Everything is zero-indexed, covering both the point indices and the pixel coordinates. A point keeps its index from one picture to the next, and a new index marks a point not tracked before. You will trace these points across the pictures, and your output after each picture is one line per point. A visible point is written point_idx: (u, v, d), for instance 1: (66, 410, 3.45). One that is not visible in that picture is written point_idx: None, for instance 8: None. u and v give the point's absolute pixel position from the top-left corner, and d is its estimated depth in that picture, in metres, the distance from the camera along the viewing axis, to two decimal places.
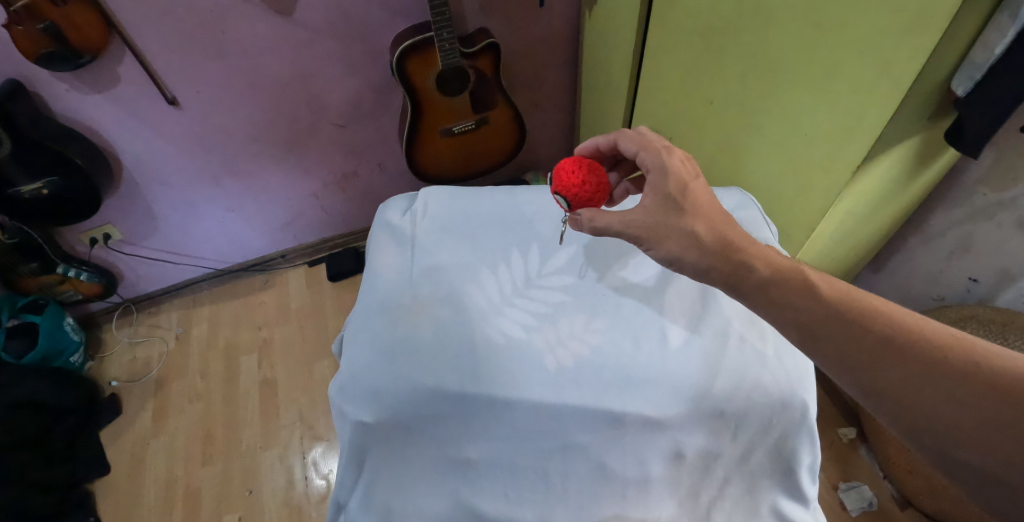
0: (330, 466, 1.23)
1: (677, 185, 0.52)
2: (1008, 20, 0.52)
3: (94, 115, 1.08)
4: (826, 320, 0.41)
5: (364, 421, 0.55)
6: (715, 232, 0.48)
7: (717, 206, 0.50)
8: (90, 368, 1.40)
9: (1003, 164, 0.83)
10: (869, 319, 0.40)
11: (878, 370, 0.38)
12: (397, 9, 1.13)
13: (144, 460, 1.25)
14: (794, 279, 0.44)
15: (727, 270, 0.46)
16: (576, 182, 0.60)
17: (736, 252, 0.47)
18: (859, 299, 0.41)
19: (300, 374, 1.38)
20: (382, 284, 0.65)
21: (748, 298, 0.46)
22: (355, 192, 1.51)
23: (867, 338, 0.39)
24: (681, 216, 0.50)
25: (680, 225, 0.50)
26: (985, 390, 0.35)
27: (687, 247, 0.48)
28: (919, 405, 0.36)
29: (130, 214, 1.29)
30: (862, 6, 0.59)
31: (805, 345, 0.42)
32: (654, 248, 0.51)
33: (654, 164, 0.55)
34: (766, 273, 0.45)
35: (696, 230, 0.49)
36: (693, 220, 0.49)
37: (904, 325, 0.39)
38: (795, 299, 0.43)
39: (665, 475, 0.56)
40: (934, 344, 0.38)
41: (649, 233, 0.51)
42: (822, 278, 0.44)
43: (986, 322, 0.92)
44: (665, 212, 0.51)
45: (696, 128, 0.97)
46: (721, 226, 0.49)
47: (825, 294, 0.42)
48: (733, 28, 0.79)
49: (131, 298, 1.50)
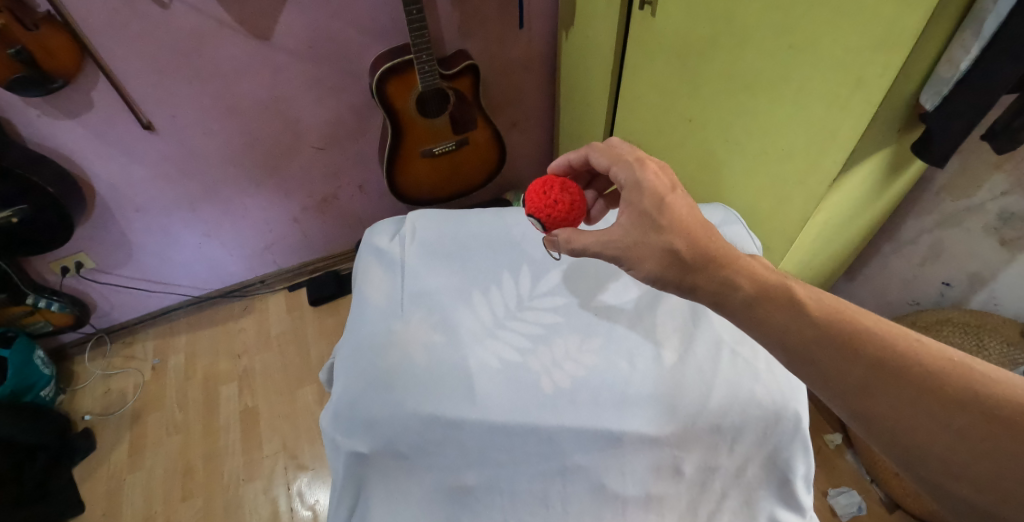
0: (317, 495, 1.19)
1: (653, 200, 0.52)
2: (971, 37, 0.55)
3: (66, 141, 1.05)
4: (815, 342, 0.42)
5: (359, 450, 0.54)
6: (694, 247, 0.49)
7: (695, 218, 0.50)
8: (61, 402, 1.34)
9: (967, 173, 0.87)
10: (861, 341, 0.40)
11: (870, 397, 0.39)
12: (376, 32, 1.14)
13: (119, 497, 1.19)
14: (780, 297, 0.45)
15: (713, 289, 0.47)
16: (548, 204, 0.61)
17: (722, 268, 0.48)
18: (849, 319, 0.42)
19: (283, 401, 1.34)
20: (372, 311, 0.64)
21: (735, 316, 0.47)
22: (336, 215, 1.50)
23: (859, 363, 0.40)
24: (659, 233, 0.50)
25: (659, 242, 0.50)
26: (980, 420, 0.35)
27: (668, 265, 0.50)
28: (914, 436, 0.37)
29: (103, 241, 1.25)
30: (833, 28, 0.61)
31: (793, 365, 0.43)
32: (635, 268, 0.52)
33: (628, 178, 0.55)
34: (751, 291, 0.46)
35: (675, 247, 0.49)
36: (672, 238, 0.50)
37: (895, 347, 0.39)
38: (780, 318, 0.44)
39: (663, 492, 0.55)
40: (926, 369, 0.38)
41: (631, 250, 0.52)
42: (809, 294, 0.44)
43: (961, 324, 0.96)
44: (643, 231, 0.51)
45: (674, 145, 0.99)
46: (702, 240, 0.49)
47: (815, 314, 0.43)
48: (707, 49, 0.82)
49: (105, 329, 1.45)
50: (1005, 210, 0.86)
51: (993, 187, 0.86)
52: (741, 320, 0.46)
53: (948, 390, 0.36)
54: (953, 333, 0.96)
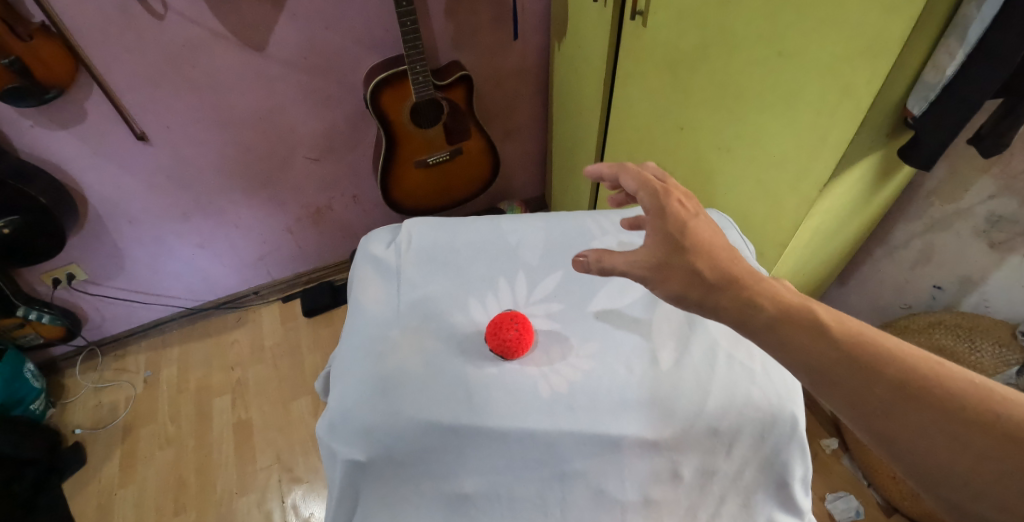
0: (312, 508, 1.17)
1: (677, 225, 0.51)
2: (956, 43, 0.56)
3: (59, 152, 1.05)
4: (839, 364, 0.40)
5: (354, 459, 0.53)
6: (717, 268, 0.47)
7: (720, 241, 0.49)
8: (50, 416, 1.32)
9: (956, 177, 0.89)
10: (885, 364, 0.39)
11: (895, 420, 0.37)
12: (371, 42, 1.15)
13: (109, 512, 1.17)
14: (803, 319, 0.42)
15: (736, 311, 0.45)
16: (501, 343, 0.58)
17: (744, 288, 0.45)
18: (871, 341, 0.40)
19: (277, 413, 1.33)
20: (369, 318, 0.64)
21: (758, 338, 0.44)
22: (330, 225, 1.50)
23: (882, 385, 0.38)
24: (682, 254, 0.49)
25: (682, 262, 0.49)
26: (1003, 442, 0.34)
27: (689, 284, 0.48)
28: (937, 458, 0.36)
29: (96, 253, 1.24)
30: (821, 36, 0.63)
31: (816, 386, 0.41)
32: (655, 288, 0.50)
33: (653, 205, 0.53)
34: (773, 313, 0.43)
35: (697, 267, 0.48)
36: (694, 259, 0.48)
37: (915, 369, 0.38)
38: (805, 342, 0.41)
39: (662, 497, 0.55)
40: (947, 391, 0.37)
41: (650, 266, 0.50)
42: (833, 317, 0.42)
43: (954, 327, 0.97)
44: (665, 252, 0.50)
45: (666, 154, 1.01)
46: (724, 264, 0.47)
47: (837, 336, 0.41)
48: (698, 57, 0.83)
49: (96, 342, 1.43)
50: (993, 212, 0.87)
51: (981, 191, 0.87)
52: (766, 343, 0.43)
53: (972, 412, 0.35)
54: (945, 335, 0.97)
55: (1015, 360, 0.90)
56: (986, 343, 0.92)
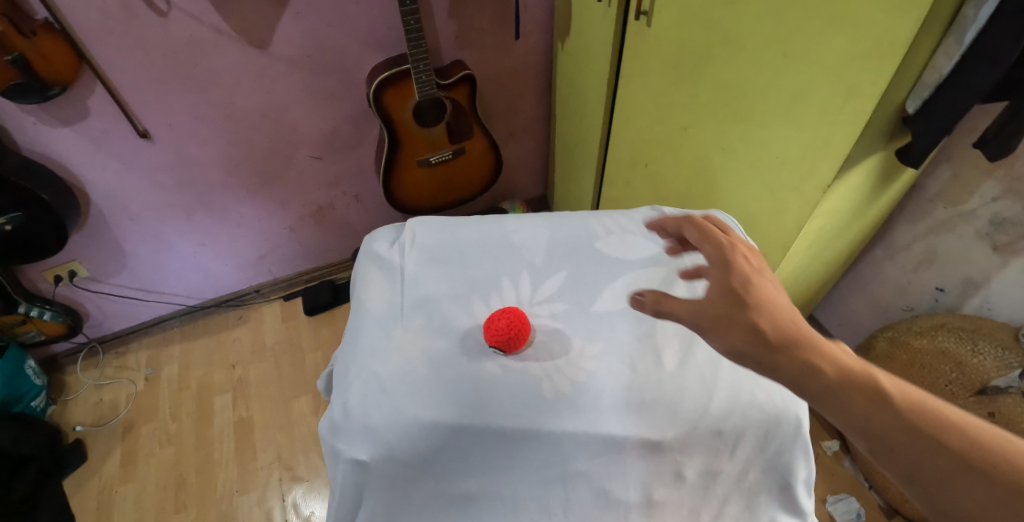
0: (313, 507, 1.17)
1: (740, 279, 0.49)
2: (954, 44, 0.56)
3: (61, 149, 1.05)
4: (898, 430, 0.39)
5: (357, 459, 0.53)
6: (780, 328, 0.45)
7: (783, 300, 0.48)
8: (52, 413, 1.32)
9: (959, 179, 0.89)
10: (946, 435, 0.39)
11: (955, 492, 0.37)
12: (374, 41, 1.15)
13: (110, 510, 1.17)
14: (863, 383, 0.41)
15: (796, 370, 0.43)
16: (499, 335, 0.58)
17: (805, 348, 0.44)
18: (932, 410, 0.40)
19: (278, 411, 1.33)
20: (372, 316, 0.64)
21: (817, 401, 0.43)
22: (332, 224, 1.50)
23: (942, 456, 0.38)
24: (745, 310, 0.47)
25: (744, 318, 0.47)
26: None
27: (750, 342, 0.45)
28: None
29: (98, 250, 1.24)
30: (826, 35, 0.62)
31: (875, 452, 0.40)
32: (713, 340, 0.48)
33: (715, 257, 0.53)
34: (834, 378, 0.42)
35: (758, 325, 0.46)
36: (757, 316, 0.46)
37: (981, 444, 0.38)
38: (866, 410, 0.40)
39: (665, 497, 0.55)
40: (1012, 468, 0.36)
41: (706, 319, 0.49)
42: (894, 385, 0.41)
43: (957, 329, 0.95)
44: (728, 306, 0.48)
45: (669, 154, 1.00)
46: (788, 322, 0.46)
47: (898, 402, 0.40)
48: (702, 58, 0.83)
49: (97, 339, 1.43)
50: (996, 215, 0.87)
51: (985, 193, 0.87)
52: (825, 406, 0.42)
53: None
54: (949, 338, 0.95)
55: (1018, 363, 0.87)
56: (988, 346, 0.90)
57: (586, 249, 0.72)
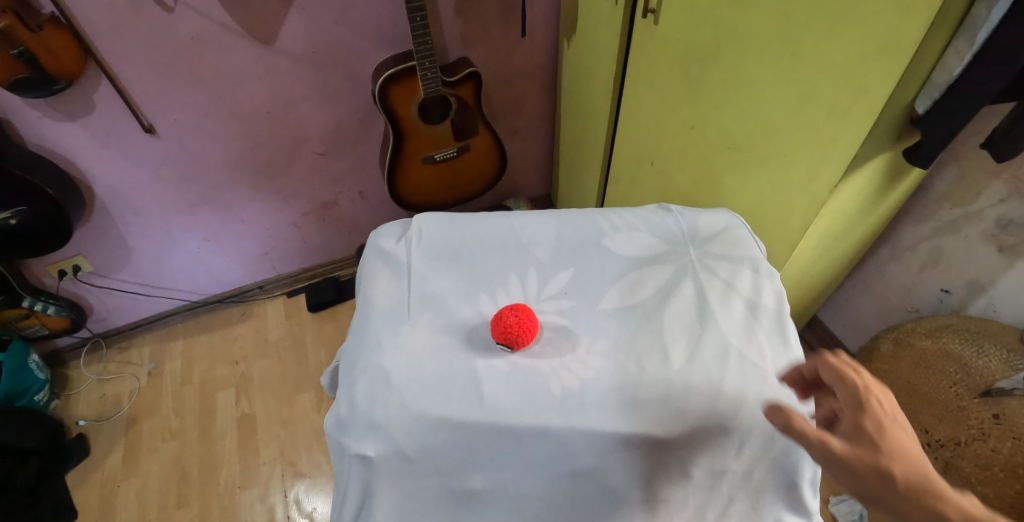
0: (315, 503, 1.17)
1: (876, 422, 0.43)
2: (965, 44, 0.55)
3: (66, 144, 1.05)
4: None
5: (365, 454, 0.54)
6: (918, 477, 0.39)
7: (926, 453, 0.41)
8: (55, 407, 1.33)
9: (966, 180, 0.89)
10: None
11: None
12: (379, 38, 1.15)
13: (113, 504, 1.18)
14: None
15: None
16: (505, 331, 0.58)
17: (941, 497, 0.38)
18: None
19: (280, 407, 1.33)
20: (378, 311, 0.64)
21: None
22: (336, 221, 1.50)
23: None
24: (879, 454, 0.41)
25: (874, 461, 0.40)
26: None
27: (884, 488, 0.39)
28: None
29: (102, 245, 1.24)
30: (835, 34, 0.62)
31: None
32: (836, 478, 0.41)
33: (848, 396, 0.46)
34: None
35: (892, 472, 0.39)
36: (892, 463, 0.40)
37: None
38: None
39: (671, 496, 0.54)
40: None
41: (831, 462, 0.42)
42: None
43: (961, 331, 0.95)
44: (861, 449, 0.42)
45: (676, 153, 1.00)
46: (930, 474, 0.39)
47: None
48: (710, 56, 0.83)
49: (101, 333, 1.44)
50: (1002, 217, 0.87)
51: (992, 195, 0.86)
52: None
53: None
54: (952, 340, 0.95)
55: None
56: (993, 350, 0.89)
57: (593, 247, 0.71)
